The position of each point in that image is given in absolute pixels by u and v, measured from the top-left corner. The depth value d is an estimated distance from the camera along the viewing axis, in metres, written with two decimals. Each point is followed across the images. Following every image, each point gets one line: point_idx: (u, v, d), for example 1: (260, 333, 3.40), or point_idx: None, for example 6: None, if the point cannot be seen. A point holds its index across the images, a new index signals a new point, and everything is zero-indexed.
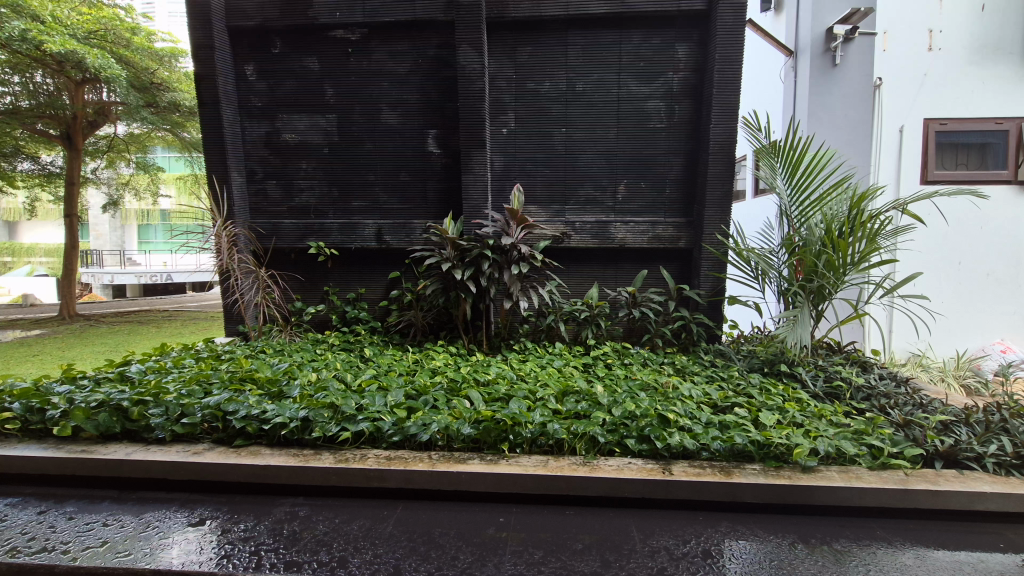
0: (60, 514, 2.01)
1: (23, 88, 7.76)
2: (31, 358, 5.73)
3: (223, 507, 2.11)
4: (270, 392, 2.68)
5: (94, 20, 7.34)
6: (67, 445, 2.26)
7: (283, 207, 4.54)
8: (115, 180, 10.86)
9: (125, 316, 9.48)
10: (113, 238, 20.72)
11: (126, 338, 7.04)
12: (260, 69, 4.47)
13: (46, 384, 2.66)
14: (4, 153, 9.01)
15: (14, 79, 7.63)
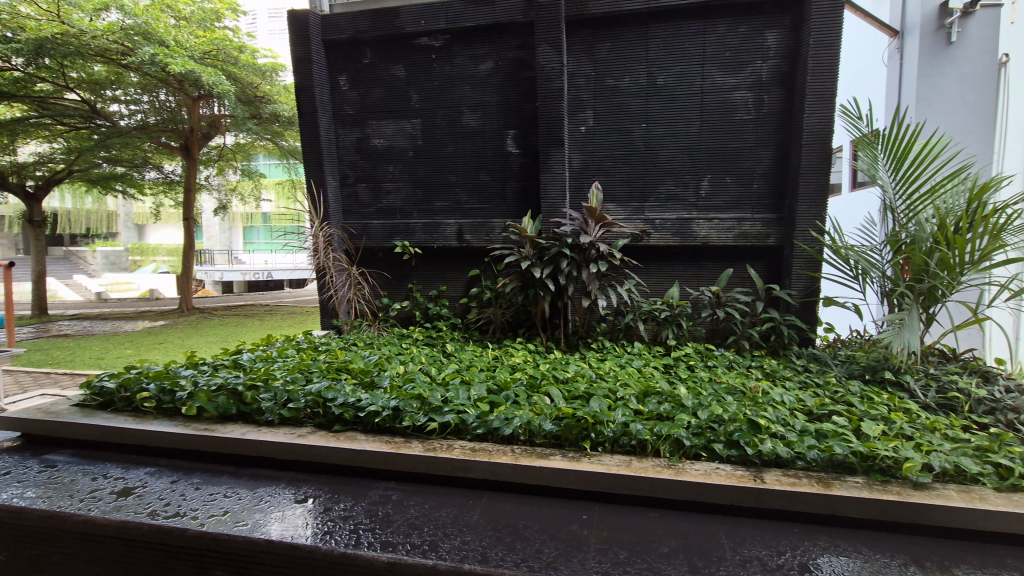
0: (189, 484, 2.20)
1: (151, 105, 8.75)
2: (159, 345, 6.47)
3: (325, 487, 2.26)
4: (363, 382, 2.86)
5: (208, 42, 8.06)
6: (194, 422, 2.48)
7: (372, 208, 4.80)
8: (224, 186, 11.98)
9: (233, 310, 10.46)
10: (223, 239, 22.92)
11: (235, 329, 7.77)
12: (351, 78, 4.74)
13: (174, 368, 2.95)
14: (135, 164, 10.17)
15: (144, 97, 8.62)
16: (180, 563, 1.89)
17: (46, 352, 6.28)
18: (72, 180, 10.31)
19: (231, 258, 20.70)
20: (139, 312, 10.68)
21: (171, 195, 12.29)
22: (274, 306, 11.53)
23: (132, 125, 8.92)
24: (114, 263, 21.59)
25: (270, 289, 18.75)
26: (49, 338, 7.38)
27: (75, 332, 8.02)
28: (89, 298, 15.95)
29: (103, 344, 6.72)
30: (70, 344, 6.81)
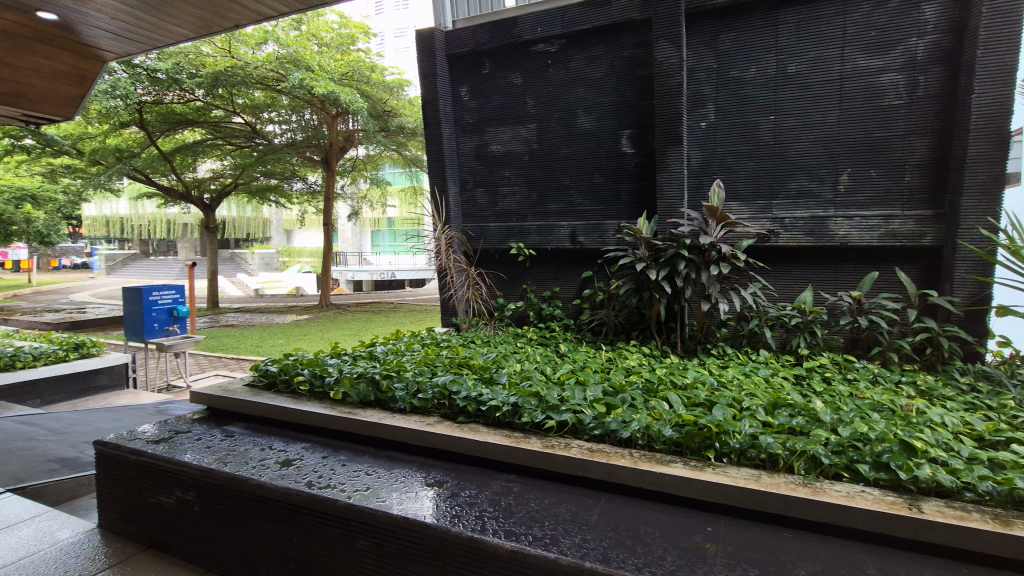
0: (337, 460, 2.39)
1: (300, 123, 10.12)
2: (305, 336, 7.31)
3: (451, 474, 2.37)
4: (483, 377, 3.00)
5: (346, 65, 9.03)
6: (340, 405, 2.74)
7: (489, 212, 5.00)
8: (356, 194, 13.21)
9: (363, 307, 11.49)
10: (354, 242, 25.27)
11: (366, 324, 8.54)
12: (472, 89, 4.99)
13: (322, 356, 3.32)
14: (285, 176, 11.59)
15: (296, 117, 10.05)
16: (329, 531, 2.00)
17: (220, 340, 7.40)
18: (238, 192, 12.00)
19: (360, 259, 22.77)
20: (286, 307, 12.15)
21: (312, 203, 13.82)
22: (397, 304, 12.45)
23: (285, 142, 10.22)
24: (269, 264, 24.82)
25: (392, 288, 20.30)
26: (221, 328, 8.68)
27: (239, 323, 9.34)
28: (248, 294, 18.50)
29: (262, 335, 7.75)
30: (237, 333, 7.96)
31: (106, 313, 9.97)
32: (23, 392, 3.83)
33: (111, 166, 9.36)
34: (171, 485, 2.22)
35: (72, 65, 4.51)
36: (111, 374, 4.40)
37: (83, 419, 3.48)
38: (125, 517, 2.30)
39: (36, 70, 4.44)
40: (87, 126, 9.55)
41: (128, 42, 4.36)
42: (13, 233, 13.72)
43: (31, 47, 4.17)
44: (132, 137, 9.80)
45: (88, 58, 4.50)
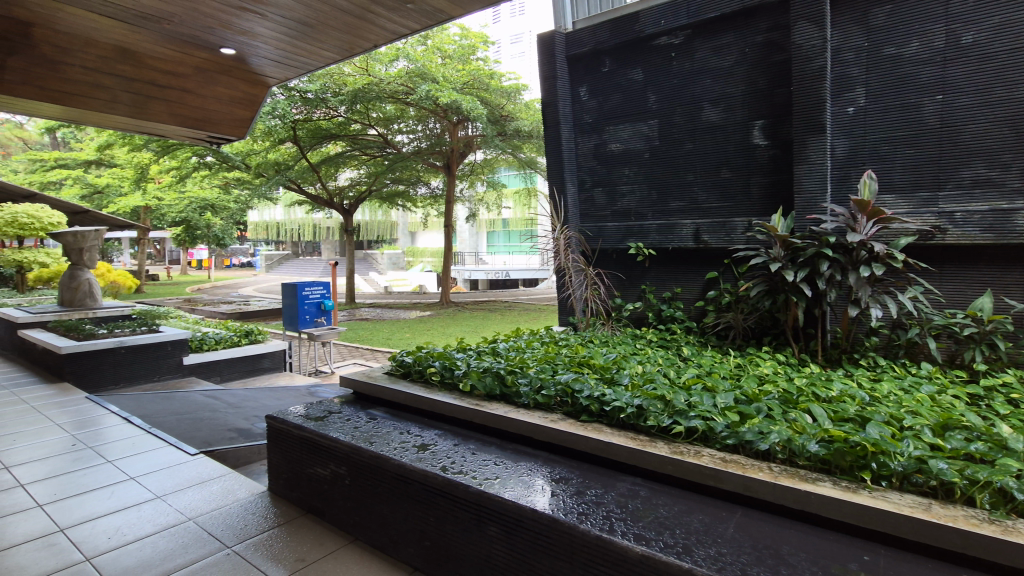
0: (467, 448, 2.48)
1: (428, 130, 10.81)
2: (429, 332, 7.80)
3: (575, 471, 2.33)
4: (604, 377, 2.95)
5: (468, 74, 9.60)
6: (468, 397, 2.85)
7: (607, 211, 4.94)
8: (473, 197, 13.82)
9: (480, 305, 11.96)
10: (471, 243, 26.48)
11: (484, 321, 8.91)
12: (591, 88, 4.97)
13: (449, 350, 3.49)
14: (411, 182, 12.48)
15: (425, 124, 10.72)
16: (462, 514, 2.09)
17: (357, 332, 8.18)
18: (371, 198, 13.15)
19: (476, 260, 23.77)
20: (411, 304, 13.08)
21: (434, 207, 14.70)
22: (512, 303, 12.77)
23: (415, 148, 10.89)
24: (396, 263, 26.99)
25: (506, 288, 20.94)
26: (357, 321, 9.59)
27: (372, 317, 10.25)
28: (378, 291, 20.19)
29: (392, 329, 8.41)
30: (371, 326, 8.73)
31: (266, 305, 11.50)
32: (208, 370, 4.53)
33: (271, 178, 10.77)
34: (326, 458, 2.47)
35: (244, 91, 5.23)
36: (273, 359, 5.05)
37: (252, 396, 4.03)
38: (289, 483, 2.61)
39: (218, 99, 5.21)
40: (253, 144, 11.07)
41: (288, 68, 4.97)
42: (198, 237, 16.30)
43: (215, 78, 4.93)
44: (286, 152, 11.18)
45: (256, 85, 5.20)
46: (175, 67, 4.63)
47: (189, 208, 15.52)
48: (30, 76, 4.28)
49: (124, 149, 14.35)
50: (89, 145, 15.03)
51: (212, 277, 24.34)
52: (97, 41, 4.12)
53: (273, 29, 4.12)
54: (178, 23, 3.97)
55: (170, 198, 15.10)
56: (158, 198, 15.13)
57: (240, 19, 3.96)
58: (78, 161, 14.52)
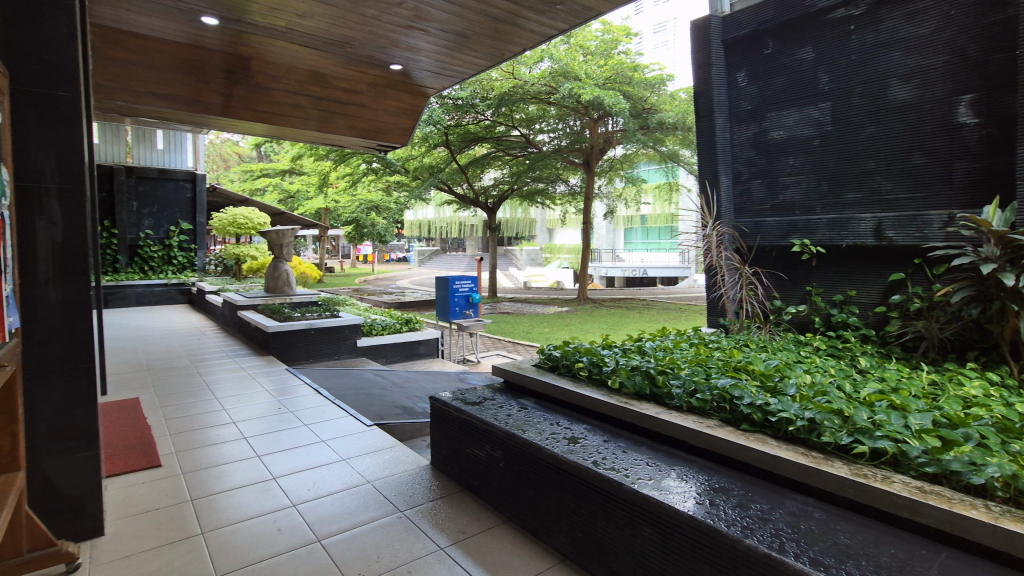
0: (618, 446, 2.42)
1: (570, 128, 11.07)
2: (569, 329, 7.92)
3: (737, 482, 2.13)
4: (766, 386, 2.69)
5: (611, 69, 9.72)
6: (616, 394, 2.78)
7: (767, 205, 4.55)
8: (612, 193, 13.68)
9: (617, 303, 11.83)
10: (607, 240, 26.26)
11: (624, 320, 8.81)
12: (751, 73, 4.61)
13: (595, 346, 3.46)
14: (550, 180, 12.74)
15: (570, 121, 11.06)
16: (615, 512, 2.05)
17: (499, 325, 8.58)
18: (512, 197, 13.71)
19: (611, 257, 23.56)
20: (547, 299, 13.35)
21: (572, 204, 14.79)
22: (651, 302, 12.39)
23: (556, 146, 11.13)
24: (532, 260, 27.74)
25: (643, 286, 20.40)
26: (499, 315, 10.05)
27: (512, 312, 10.65)
28: (517, 287, 20.94)
29: (533, 324, 8.70)
30: (512, 320, 9.09)
31: (419, 296, 12.59)
32: (376, 352, 5.11)
33: (425, 180, 11.78)
34: (483, 440, 2.63)
35: (409, 103, 5.75)
36: (428, 346, 5.51)
37: (413, 378, 4.45)
38: (449, 460, 2.84)
39: (387, 114, 5.74)
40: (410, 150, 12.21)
41: (445, 78, 5.38)
42: (365, 234, 18.39)
43: (386, 93, 5.52)
44: (438, 156, 12.10)
45: (418, 95, 5.72)
46: (353, 84, 5.30)
47: (358, 208, 17.57)
48: (250, 104, 5.12)
49: (311, 160, 16.74)
50: (285, 157, 17.81)
51: (373, 270, 27.32)
52: (296, 67, 4.93)
53: (434, 43, 4.47)
54: (357, 45, 4.52)
55: (343, 201, 17.31)
56: (335, 200, 17.37)
57: (406, 37, 4.37)
58: (278, 170, 17.34)
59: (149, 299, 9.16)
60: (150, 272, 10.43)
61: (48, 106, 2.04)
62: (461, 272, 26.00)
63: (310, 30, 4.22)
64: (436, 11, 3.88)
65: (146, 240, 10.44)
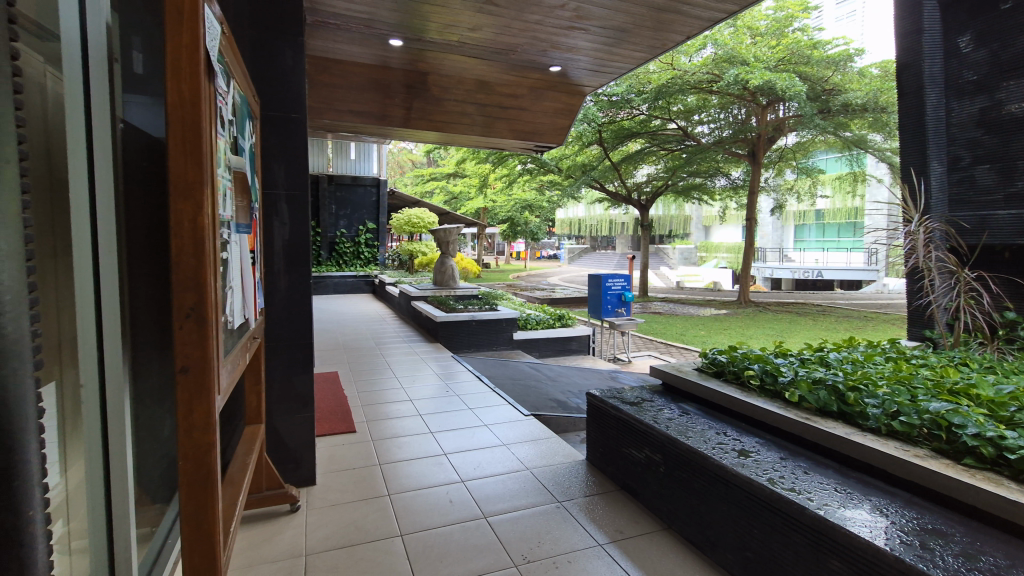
0: (798, 466, 2.17)
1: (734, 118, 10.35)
2: (730, 333, 7.42)
3: (959, 527, 1.75)
4: (998, 416, 2.19)
5: (784, 49, 8.87)
6: (794, 409, 2.50)
7: (998, 195, 3.74)
8: (781, 186, 12.44)
9: (787, 307, 10.72)
10: (775, 237, 23.87)
11: (795, 327, 7.99)
12: (979, 36, 3.81)
13: (767, 354, 3.16)
14: (710, 174, 12.00)
15: (735, 110, 10.34)
16: (797, 538, 1.84)
17: (652, 326, 8.34)
18: (666, 193, 13.20)
19: (778, 258, 21.47)
20: (703, 301, 12.61)
21: (734, 199, 13.74)
22: (828, 308, 10.98)
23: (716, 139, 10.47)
24: (686, 259, 26.36)
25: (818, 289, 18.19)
26: (652, 315, 9.82)
27: (665, 312, 10.26)
28: (669, 286, 20.11)
29: (688, 325, 8.32)
30: (665, 321, 8.78)
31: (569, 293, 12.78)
32: (531, 345, 5.32)
33: (578, 179, 11.92)
34: (643, 442, 2.57)
35: (567, 103, 5.85)
36: (580, 342, 5.59)
37: (565, 373, 4.55)
38: (606, 459, 2.83)
39: (545, 116, 5.89)
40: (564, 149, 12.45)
41: (603, 76, 5.38)
42: (518, 232, 19.23)
43: (545, 95, 5.69)
44: (592, 154, 12.12)
45: (575, 94, 5.79)
46: (515, 89, 5.55)
47: (513, 207, 18.39)
48: (426, 115, 5.64)
49: (473, 162, 17.93)
50: (451, 161, 19.37)
51: (524, 266, 28.38)
52: (465, 78, 5.32)
53: (593, 41, 4.47)
54: (519, 51, 4.73)
55: (501, 200, 18.29)
56: (493, 200, 18.39)
57: (567, 38, 4.44)
58: (444, 174, 19.00)
59: (343, 288, 10.66)
60: (344, 265, 12.14)
61: (285, 126, 2.49)
62: (609, 270, 25.71)
63: (478, 42, 4.53)
64: (597, 9, 3.88)
65: (341, 238, 12.15)
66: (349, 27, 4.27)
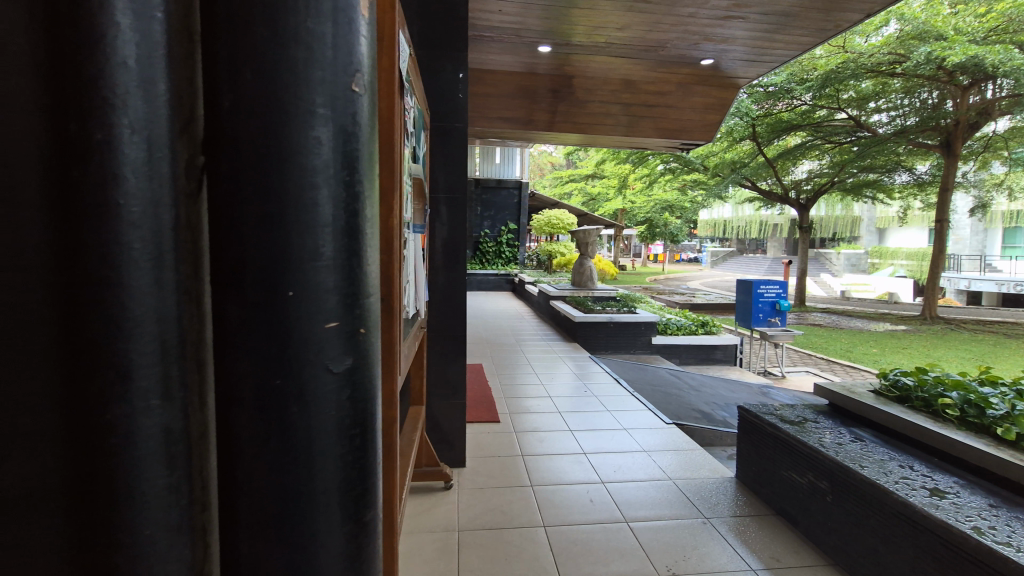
0: (1014, 517, 1.79)
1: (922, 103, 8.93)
2: (912, 354, 6.42)
3: None
4: None
5: (996, 17, 7.44)
6: (1009, 449, 2.06)
7: None
8: (985, 181, 10.43)
9: (990, 326, 8.94)
10: (974, 242, 20.00)
11: (1003, 351, 6.63)
12: None
13: (970, 381, 2.65)
14: (888, 169, 10.43)
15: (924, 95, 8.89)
16: None
17: (810, 339, 7.53)
18: (832, 192, 11.83)
19: (979, 267, 17.99)
20: (873, 314, 11.03)
21: (920, 197, 11.82)
22: None
23: (897, 129, 9.12)
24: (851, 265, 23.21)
25: None
26: (810, 326, 8.86)
27: (825, 324, 9.18)
28: (835, 296, 17.93)
29: (856, 341, 7.40)
30: (827, 334, 7.86)
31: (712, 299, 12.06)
32: (670, 351, 5.16)
33: (726, 177, 11.17)
34: (806, 466, 2.34)
35: (718, 97, 5.51)
36: (725, 352, 5.29)
37: (709, 383, 4.33)
38: (761, 479, 2.63)
39: (694, 112, 5.62)
40: (713, 146, 11.76)
41: (762, 66, 4.97)
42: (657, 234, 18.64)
43: (694, 90, 5.43)
44: (743, 150, 11.30)
45: (729, 88, 5.45)
46: (662, 86, 5.38)
47: (652, 209, 17.82)
48: (570, 117, 5.71)
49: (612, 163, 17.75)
50: (589, 162, 19.35)
51: (660, 269, 27.30)
52: (611, 78, 5.29)
53: (750, 29, 4.15)
54: (668, 47, 4.57)
55: (641, 201, 17.86)
56: (632, 201, 17.98)
57: (721, 29, 4.18)
58: (583, 175, 19.09)
59: (486, 286, 11.23)
60: (486, 263, 12.71)
61: (450, 135, 2.70)
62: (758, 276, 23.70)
63: (626, 41, 4.47)
64: None
65: (485, 238, 12.81)
66: (502, 38, 4.50)
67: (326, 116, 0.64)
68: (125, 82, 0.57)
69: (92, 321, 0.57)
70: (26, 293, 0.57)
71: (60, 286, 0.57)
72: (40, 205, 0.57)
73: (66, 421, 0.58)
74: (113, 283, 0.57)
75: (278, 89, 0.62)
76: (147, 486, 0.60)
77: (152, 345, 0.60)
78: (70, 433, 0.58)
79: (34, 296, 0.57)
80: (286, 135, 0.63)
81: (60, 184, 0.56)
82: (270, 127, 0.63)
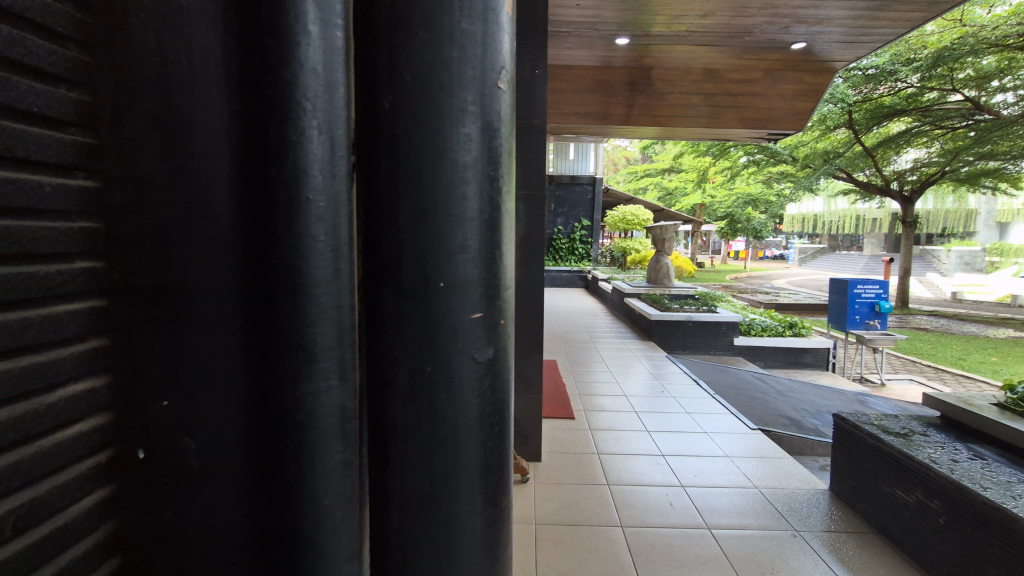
0: None
1: None
2: None
3: None
4: None
5: None
6: None
7: None
8: None
9: None
10: None
11: None
12: None
13: None
14: (1010, 157, 8.78)
15: None
16: None
17: (915, 344, 6.87)
18: (943, 182, 10.70)
19: None
20: (991, 318, 9.86)
21: None
22: None
23: None
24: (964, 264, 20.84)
25: None
26: (915, 330, 8.09)
27: (933, 329, 8.33)
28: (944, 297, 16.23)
29: (971, 347, 6.66)
30: (936, 340, 7.14)
31: (800, 299, 11.31)
32: (754, 354, 4.87)
33: (818, 168, 10.41)
34: (913, 482, 2.13)
35: (810, 83, 5.14)
36: (816, 355, 4.95)
37: (798, 388, 4.07)
38: (859, 493, 2.43)
39: (783, 100, 5.27)
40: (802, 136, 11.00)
41: (863, 47, 4.58)
42: None
43: (784, 76, 5.08)
44: (838, 139, 10.49)
45: (822, 72, 5.07)
46: (747, 74, 5.10)
47: (734, 203, 17.01)
48: (649, 110, 5.58)
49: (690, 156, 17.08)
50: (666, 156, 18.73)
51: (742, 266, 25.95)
52: (692, 68, 5.08)
53: (849, 8, 3.83)
54: (756, 32, 4.33)
55: (721, 195, 17.07)
56: (711, 196, 17.22)
57: (815, 9, 3.90)
58: (659, 169, 18.52)
59: (560, 281, 11.18)
60: (557, 260, 12.49)
61: (528, 133, 2.71)
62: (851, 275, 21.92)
63: (709, 28, 4.28)
64: None
65: (558, 235, 12.71)
66: (579, 32, 4.46)
67: (476, 113, 0.61)
68: (314, 86, 0.56)
69: (288, 334, 0.57)
70: (232, 305, 0.57)
71: (252, 294, 0.56)
72: (236, 213, 0.55)
73: (259, 429, 0.58)
74: (303, 293, 0.57)
75: (432, 86, 0.59)
76: (329, 481, 0.61)
77: (332, 346, 0.59)
78: (261, 437, 0.58)
79: (226, 304, 0.56)
80: (438, 134, 0.60)
81: (259, 183, 0.55)
82: (427, 119, 0.60)
